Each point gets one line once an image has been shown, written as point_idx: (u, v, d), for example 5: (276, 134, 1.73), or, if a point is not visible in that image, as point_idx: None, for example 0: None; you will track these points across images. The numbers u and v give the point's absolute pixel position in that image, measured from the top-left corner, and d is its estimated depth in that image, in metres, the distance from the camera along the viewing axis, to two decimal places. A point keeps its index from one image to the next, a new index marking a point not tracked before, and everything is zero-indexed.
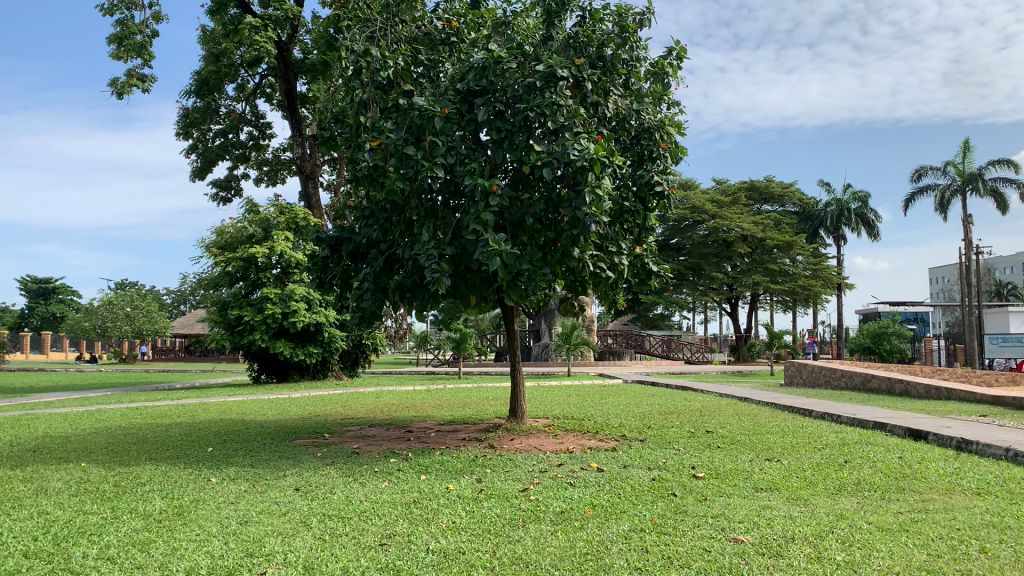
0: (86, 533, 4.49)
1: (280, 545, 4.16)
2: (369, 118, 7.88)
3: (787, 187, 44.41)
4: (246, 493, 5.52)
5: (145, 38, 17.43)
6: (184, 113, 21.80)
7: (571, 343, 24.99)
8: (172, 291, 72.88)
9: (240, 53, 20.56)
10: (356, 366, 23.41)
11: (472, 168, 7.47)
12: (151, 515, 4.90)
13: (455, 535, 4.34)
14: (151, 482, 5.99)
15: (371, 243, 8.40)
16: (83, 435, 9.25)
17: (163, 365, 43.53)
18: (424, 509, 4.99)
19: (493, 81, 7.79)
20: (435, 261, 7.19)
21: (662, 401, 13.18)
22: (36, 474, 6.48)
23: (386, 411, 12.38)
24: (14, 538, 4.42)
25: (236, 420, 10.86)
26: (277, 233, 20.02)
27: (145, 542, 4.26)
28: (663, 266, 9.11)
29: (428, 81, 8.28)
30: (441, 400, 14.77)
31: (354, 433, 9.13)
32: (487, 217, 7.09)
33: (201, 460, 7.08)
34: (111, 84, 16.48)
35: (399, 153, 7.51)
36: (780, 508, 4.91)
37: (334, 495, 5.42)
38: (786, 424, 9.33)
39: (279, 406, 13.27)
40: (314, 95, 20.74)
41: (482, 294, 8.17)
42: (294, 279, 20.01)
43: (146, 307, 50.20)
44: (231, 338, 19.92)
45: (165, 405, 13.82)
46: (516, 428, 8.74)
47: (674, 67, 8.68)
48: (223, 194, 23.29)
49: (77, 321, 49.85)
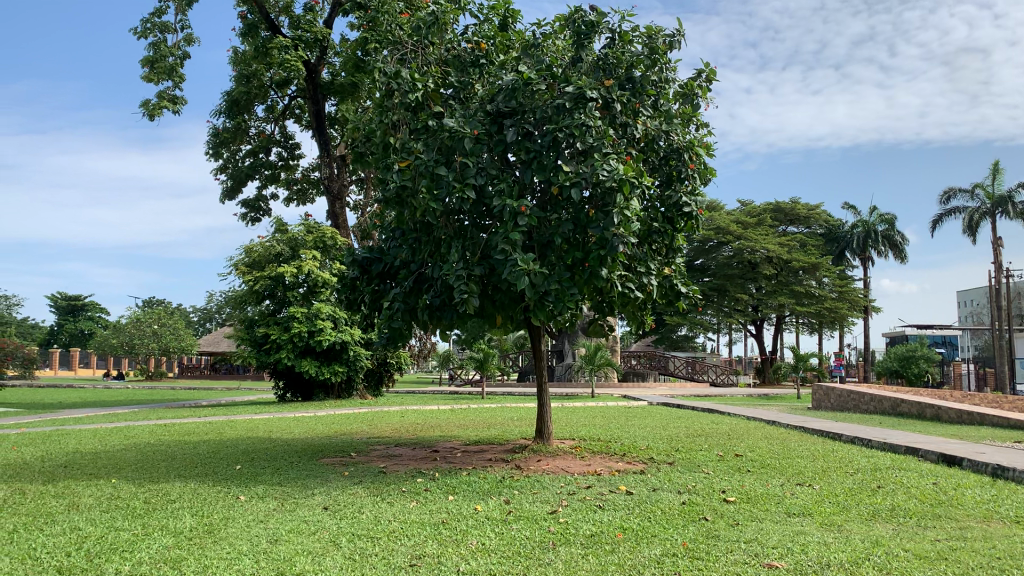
0: (117, 550, 4.51)
1: (310, 565, 4.15)
2: (399, 139, 7.98)
3: (813, 209, 44.17)
4: (274, 511, 5.52)
5: (177, 61, 17.70)
6: (215, 134, 22.10)
7: (594, 364, 24.85)
8: (198, 309, 73.71)
9: (270, 74, 20.83)
10: (380, 385, 23.46)
11: (502, 188, 7.50)
12: (182, 532, 4.92)
13: (485, 556, 4.32)
14: (182, 500, 6.00)
15: (401, 264, 8.44)
16: (113, 451, 9.32)
17: (187, 383, 43.78)
18: (453, 530, 4.97)
19: (523, 103, 7.82)
20: (463, 280, 7.20)
21: (690, 423, 13.08)
22: (68, 490, 6.54)
23: (413, 430, 12.37)
24: (47, 553, 4.44)
25: (263, 438, 10.90)
26: (305, 252, 20.17)
27: (177, 559, 4.28)
28: (692, 286, 9.08)
29: (458, 102, 8.32)
30: (466, 420, 14.75)
31: (380, 452, 9.14)
32: (514, 237, 7.08)
33: (230, 477, 7.12)
34: (142, 106, 16.73)
35: (429, 173, 7.56)
36: (815, 533, 4.84)
37: (362, 515, 5.42)
38: (816, 448, 9.21)
39: (305, 425, 13.30)
40: (343, 116, 21.00)
41: (509, 314, 8.15)
42: (321, 297, 20.15)
43: (173, 324, 50.73)
44: (259, 357, 20.07)
45: (193, 422, 13.92)
46: (542, 449, 8.71)
47: (703, 89, 8.68)
48: (253, 214, 23.54)
49: (104, 338, 50.39)
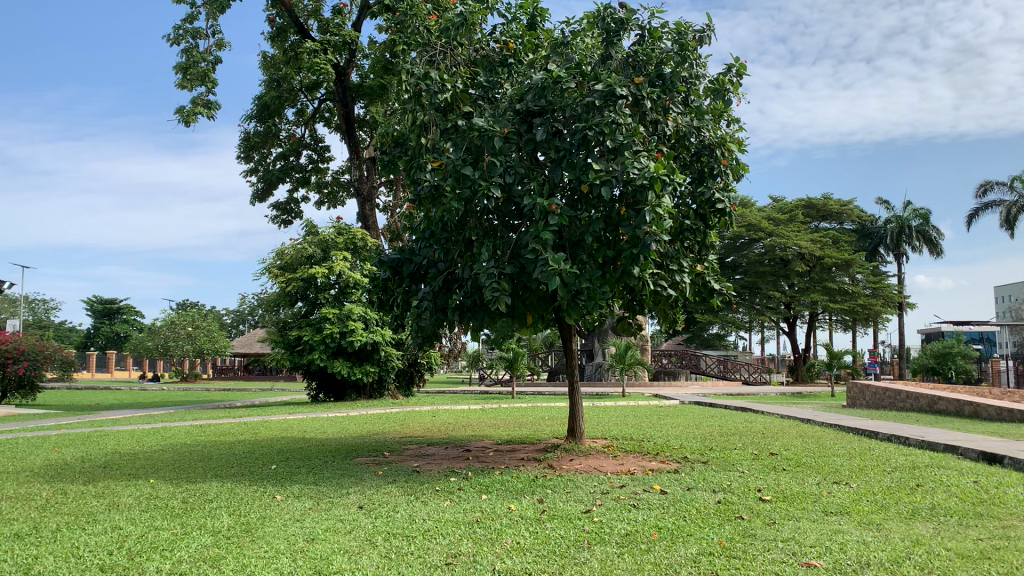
0: (158, 549, 4.57)
1: (347, 563, 4.18)
2: (428, 140, 8.00)
3: (846, 204, 43.64)
4: (310, 510, 5.57)
5: (208, 66, 17.90)
6: (246, 138, 22.33)
7: (625, 363, 24.75)
8: (231, 311, 74.57)
9: (299, 78, 21.00)
10: (411, 385, 23.56)
11: (532, 187, 7.49)
12: (220, 531, 4.98)
13: (521, 555, 4.32)
14: (219, 499, 6.08)
15: (431, 263, 8.46)
16: (151, 451, 9.46)
17: (221, 384, 44.30)
18: (487, 529, 4.97)
19: (553, 101, 7.79)
20: (494, 280, 7.20)
21: (724, 422, 12.97)
22: (108, 490, 6.65)
23: (445, 429, 12.41)
24: (90, 552, 4.53)
25: (298, 438, 11.00)
26: (335, 254, 20.31)
27: (216, 558, 4.33)
28: (725, 283, 9.01)
29: (487, 102, 8.32)
30: (497, 419, 14.77)
31: (413, 452, 9.17)
32: (545, 236, 7.07)
33: (266, 477, 7.18)
34: (177, 112, 16.94)
35: (458, 173, 7.58)
36: (853, 532, 4.78)
37: (397, 513, 5.45)
38: (852, 446, 9.10)
39: (338, 425, 13.40)
40: (372, 118, 21.11)
41: (540, 313, 8.14)
42: (352, 298, 20.29)
43: (207, 327, 51.33)
44: (291, 358, 20.27)
45: (228, 422, 14.09)
46: (575, 448, 8.69)
47: (734, 84, 8.61)
48: (284, 216, 23.75)
49: (140, 340, 51.11)
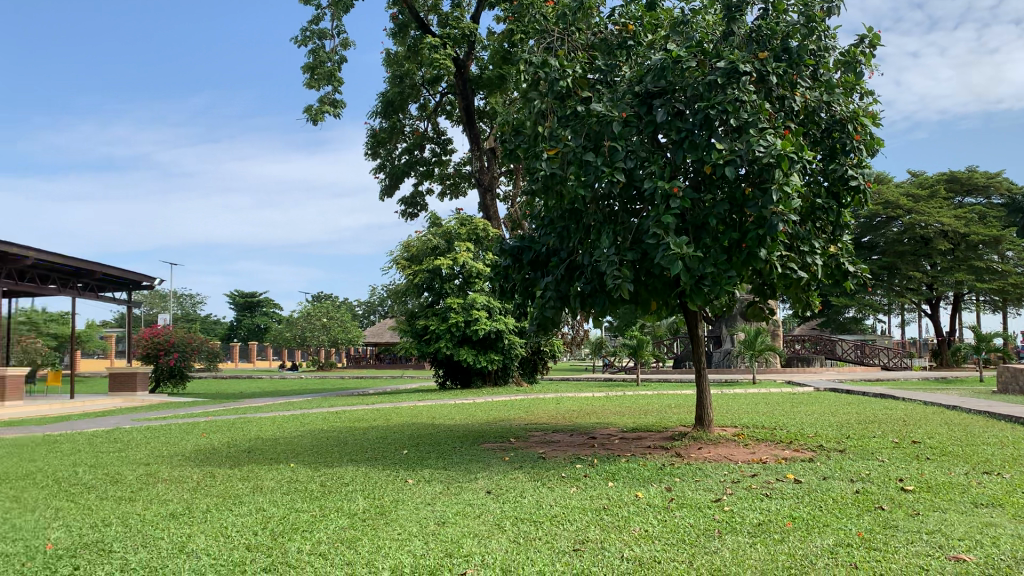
0: (299, 529, 4.79)
1: (477, 546, 4.26)
2: (547, 128, 8.01)
3: (993, 176, 40.86)
4: (441, 494, 5.71)
5: (335, 66, 18.50)
6: (372, 134, 23.00)
7: (755, 349, 24.07)
8: (362, 301, 77.16)
9: (421, 73, 21.42)
10: (535, 373, 23.75)
11: (653, 171, 7.37)
12: (356, 513, 5.17)
13: (650, 543, 4.28)
14: (354, 482, 6.31)
15: (552, 251, 8.47)
16: (291, 437, 9.92)
17: (355, 373, 45.99)
18: (614, 516, 4.95)
19: (673, 82, 7.65)
20: (616, 267, 7.14)
21: (860, 409, 12.44)
22: (253, 473, 7.03)
23: (570, 417, 12.44)
24: (238, 532, 4.79)
25: (427, 424, 11.30)
26: (459, 245, 20.64)
27: (353, 539, 4.50)
28: (861, 265, 8.60)
29: (606, 87, 8.24)
30: (623, 407, 14.69)
31: (539, 439, 9.24)
32: (668, 220, 6.96)
33: (397, 462, 7.41)
34: (306, 111, 17.60)
35: (578, 159, 7.56)
36: (1006, 525, 4.49)
37: (525, 499, 5.51)
38: (1004, 435, 8.53)
39: (467, 411, 13.67)
40: (492, 109, 21.30)
41: (665, 299, 8.00)
42: (476, 288, 20.59)
43: (340, 317, 53.30)
44: (419, 347, 20.83)
45: (362, 409, 14.62)
46: (703, 436, 8.53)
47: (867, 55, 8.18)
48: (410, 209, 24.33)
49: (279, 331, 53.64)
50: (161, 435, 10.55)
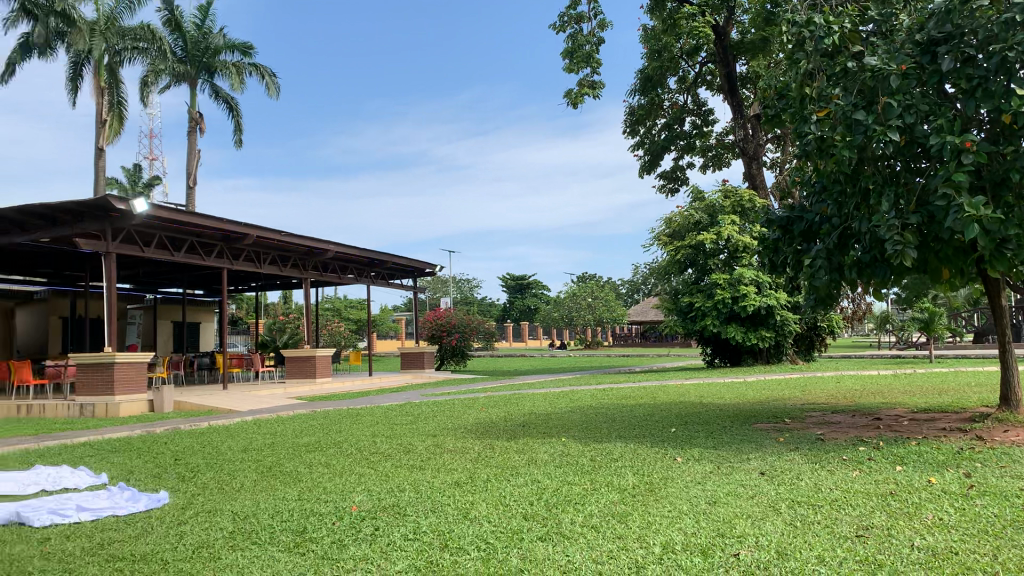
0: (571, 502, 4.95)
1: (750, 528, 4.15)
2: (815, 88, 7.54)
3: None
4: (712, 473, 5.62)
5: (593, 47, 18.65)
6: (632, 112, 22.99)
7: None
8: (627, 280, 77.68)
9: (680, 45, 21.02)
10: (811, 350, 22.60)
11: (939, 125, 6.69)
12: (626, 488, 5.24)
13: (944, 533, 3.93)
14: (624, 459, 6.39)
15: (824, 219, 7.97)
16: (563, 413, 10.24)
17: (622, 351, 46.45)
18: (903, 502, 4.59)
19: (960, 25, 6.88)
20: (897, 232, 6.58)
21: None
22: (528, 447, 7.36)
23: (850, 397, 11.70)
24: (516, 501, 5.04)
25: (697, 403, 11.15)
26: (723, 218, 20.06)
27: (623, 514, 4.56)
28: None
29: (881, 38, 7.59)
30: (912, 386, 13.54)
31: (816, 419, 8.77)
32: (959, 178, 6.29)
33: (666, 440, 7.40)
34: (567, 95, 17.91)
35: (849, 120, 7.06)
36: None
37: (801, 481, 5.27)
38: None
39: (737, 390, 13.31)
40: (755, 74, 20.44)
41: (958, 266, 7.25)
42: (743, 263, 19.93)
43: (607, 297, 54.04)
44: (686, 324, 20.63)
45: (630, 387, 14.75)
46: (1009, 418, 7.63)
47: None
48: (672, 185, 24.04)
49: (549, 311, 55.50)
50: (445, 410, 11.37)
